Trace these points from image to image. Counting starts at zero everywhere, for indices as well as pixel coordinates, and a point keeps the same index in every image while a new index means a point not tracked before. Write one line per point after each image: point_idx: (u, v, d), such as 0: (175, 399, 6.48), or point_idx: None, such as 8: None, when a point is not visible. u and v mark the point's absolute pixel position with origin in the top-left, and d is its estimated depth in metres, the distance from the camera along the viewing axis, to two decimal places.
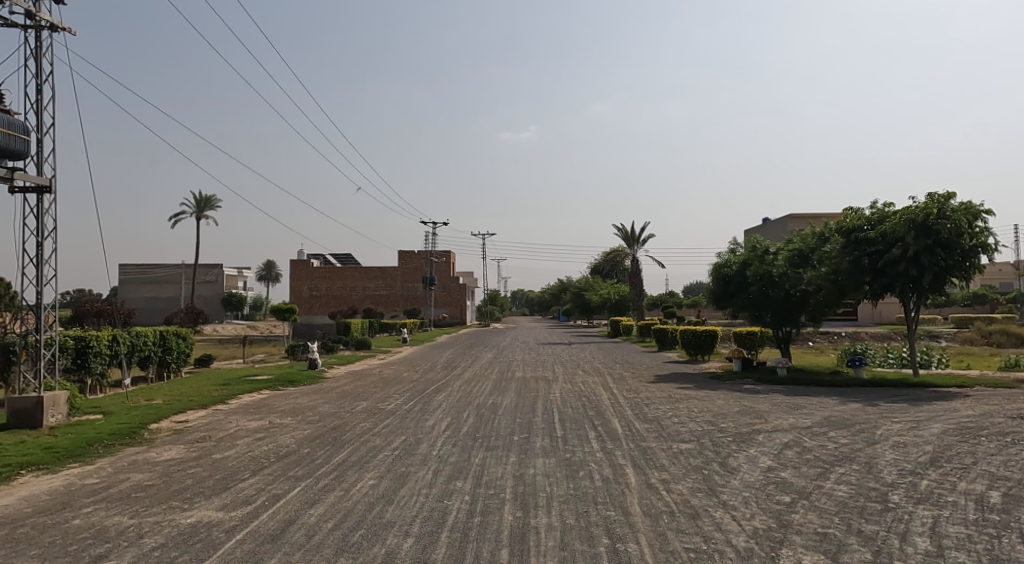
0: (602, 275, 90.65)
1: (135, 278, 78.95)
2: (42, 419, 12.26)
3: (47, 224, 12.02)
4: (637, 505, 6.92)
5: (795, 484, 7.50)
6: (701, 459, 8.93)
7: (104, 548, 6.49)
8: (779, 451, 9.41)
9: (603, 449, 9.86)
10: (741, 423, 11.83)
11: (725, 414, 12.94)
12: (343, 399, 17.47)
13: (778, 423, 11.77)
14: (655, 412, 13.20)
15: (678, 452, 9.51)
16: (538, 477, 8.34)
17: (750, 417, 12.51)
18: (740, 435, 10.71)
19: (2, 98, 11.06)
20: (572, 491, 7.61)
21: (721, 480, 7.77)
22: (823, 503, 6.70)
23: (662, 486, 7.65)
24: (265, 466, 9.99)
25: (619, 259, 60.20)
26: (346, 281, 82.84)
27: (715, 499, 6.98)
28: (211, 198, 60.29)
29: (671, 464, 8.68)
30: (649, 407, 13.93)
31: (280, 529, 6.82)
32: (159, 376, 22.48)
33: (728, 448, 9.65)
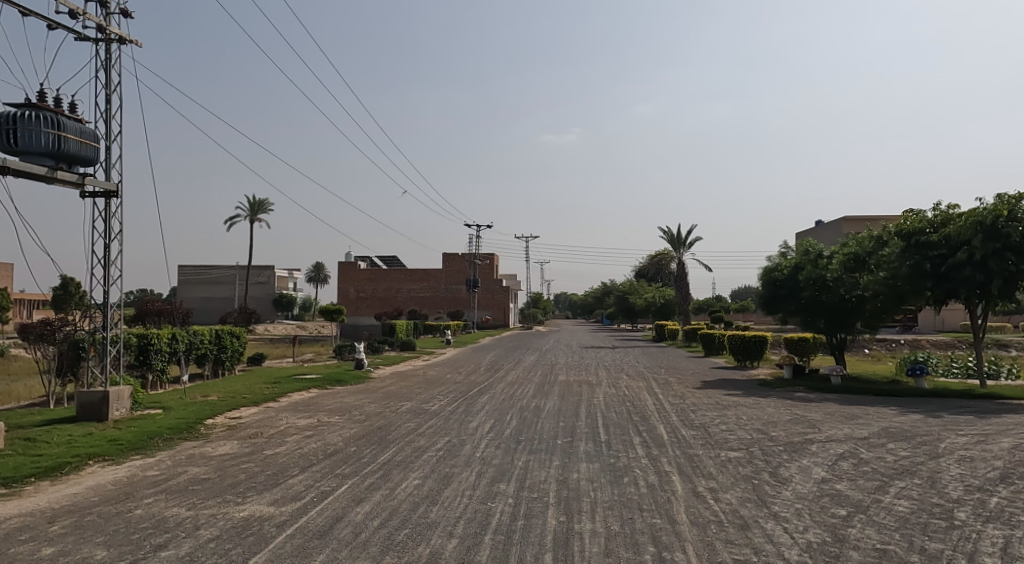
0: (647, 278, 89.76)
1: (192, 278, 81.80)
2: (107, 413, 12.82)
3: (113, 227, 12.56)
4: (683, 514, 6.86)
5: (851, 497, 7.33)
6: (750, 468, 8.79)
7: (163, 538, 6.76)
8: (833, 463, 9.17)
9: (648, 455, 9.79)
10: (792, 432, 11.59)
11: (775, 423, 12.69)
12: (389, 400, 17.76)
13: (832, 433, 11.49)
14: (702, 420, 13.02)
15: (726, 460, 9.38)
16: (582, 482, 8.34)
17: (802, 426, 12.23)
18: (792, 444, 10.48)
19: (75, 107, 11.61)
20: (616, 497, 7.59)
21: (771, 491, 7.64)
22: (882, 518, 6.53)
23: (709, 494, 7.56)
24: (313, 464, 10.24)
25: (664, 262, 59.51)
26: (391, 283, 83.82)
27: (765, 510, 6.87)
28: (263, 202, 61.82)
29: (719, 473, 8.56)
30: (695, 414, 13.75)
31: (328, 526, 6.99)
32: (214, 374, 23.24)
33: (779, 458, 9.47)
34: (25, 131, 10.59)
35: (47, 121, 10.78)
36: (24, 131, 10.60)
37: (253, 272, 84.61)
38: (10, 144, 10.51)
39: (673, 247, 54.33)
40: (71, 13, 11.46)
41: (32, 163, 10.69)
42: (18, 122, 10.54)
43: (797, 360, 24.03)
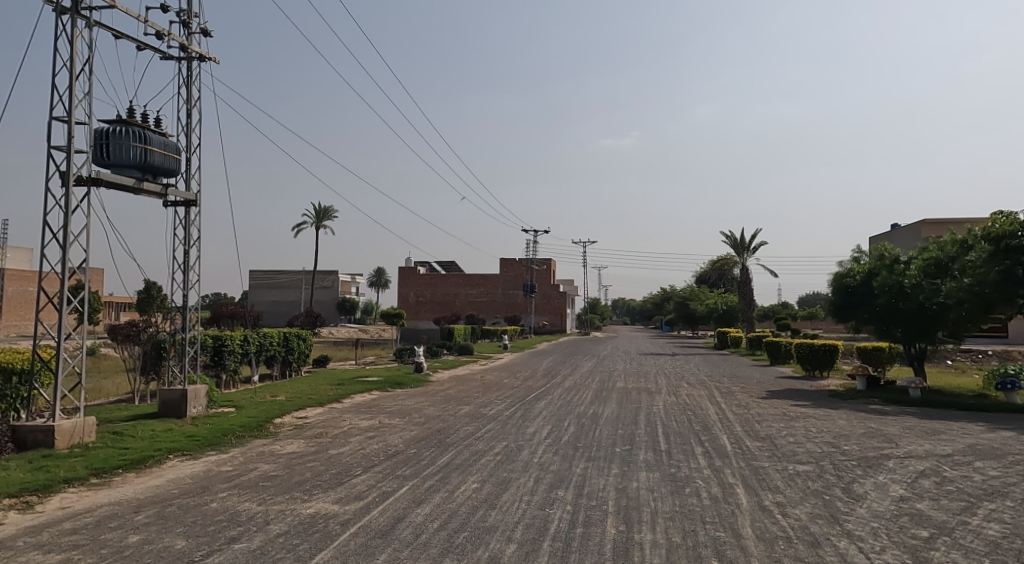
0: (710, 284, 87.96)
1: (261, 283, 84.96)
2: (186, 410, 13.48)
3: (192, 235, 13.21)
4: (749, 528, 6.74)
5: (934, 518, 7.04)
6: (821, 484, 8.54)
7: (236, 531, 7.08)
8: (913, 480, 8.81)
9: (710, 466, 9.63)
10: (867, 447, 11.19)
11: (847, 436, 12.27)
12: (448, 403, 18.00)
13: (912, 449, 11.03)
14: (767, 431, 12.70)
15: (794, 474, 9.14)
16: (642, 492, 8.28)
17: (878, 441, 11.78)
18: (866, 459, 10.12)
19: (160, 121, 12.28)
20: (678, 508, 7.51)
21: (845, 508, 7.41)
22: (969, 542, 6.26)
23: (777, 509, 7.39)
24: (375, 464, 10.51)
25: (727, 267, 58.24)
26: (449, 288, 84.82)
27: (838, 528, 6.68)
28: (328, 209, 63.63)
29: (788, 487, 8.36)
30: (761, 425, 13.42)
31: (390, 525, 7.18)
32: (282, 374, 24.06)
33: (852, 473, 9.17)
34: (115, 145, 11.26)
35: (135, 135, 11.45)
36: (114, 145, 11.26)
37: (318, 276, 87.24)
38: (102, 157, 11.19)
39: (737, 252, 53.10)
40: (158, 34, 12.15)
41: (121, 175, 11.36)
42: (110, 136, 11.22)
43: (872, 370, 23.14)
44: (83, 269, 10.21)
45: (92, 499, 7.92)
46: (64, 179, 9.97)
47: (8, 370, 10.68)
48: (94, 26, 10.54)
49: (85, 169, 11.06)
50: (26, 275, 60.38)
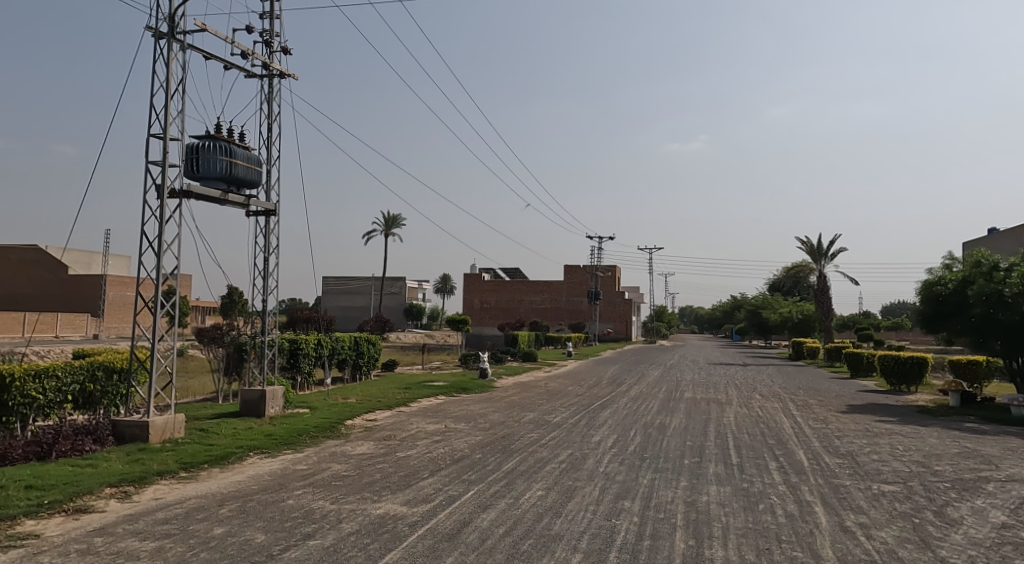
0: (785, 292, 85.16)
1: (333, 288, 87.69)
2: (265, 410, 14.06)
3: (271, 243, 13.82)
4: (829, 549, 6.53)
5: None
6: (909, 505, 8.17)
7: (311, 528, 7.34)
8: (1012, 506, 8.31)
9: (785, 482, 9.36)
10: (960, 468, 10.61)
11: (939, 456, 11.67)
12: (514, 409, 18.11)
13: (1011, 472, 10.39)
14: (848, 447, 12.21)
15: (877, 493, 8.77)
16: (712, 505, 8.13)
17: (973, 462, 11.15)
18: (958, 481, 9.60)
19: (244, 136, 12.92)
20: (750, 524, 7.34)
21: (935, 532, 7.07)
22: None
23: (858, 530, 7.13)
24: (442, 468, 10.70)
25: (803, 275, 56.30)
26: (514, 295, 85.19)
27: (927, 554, 6.38)
28: (397, 216, 65.11)
29: (870, 507, 8.04)
30: (841, 441, 12.91)
31: (457, 529, 7.30)
32: (353, 378, 24.79)
33: (943, 495, 8.73)
34: (203, 159, 11.92)
35: (222, 149, 12.09)
36: (203, 159, 11.93)
37: (387, 282, 89.39)
38: (192, 171, 11.85)
39: (814, 259, 51.29)
40: (243, 54, 12.78)
41: (209, 187, 12.00)
42: (199, 151, 11.92)
43: (966, 385, 21.93)
44: (175, 275, 10.83)
45: (181, 492, 8.38)
46: (160, 193, 10.60)
47: (109, 368, 11.44)
48: (187, 48, 11.18)
49: (177, 182, 11.75)
50: (123, 280, 64.14)
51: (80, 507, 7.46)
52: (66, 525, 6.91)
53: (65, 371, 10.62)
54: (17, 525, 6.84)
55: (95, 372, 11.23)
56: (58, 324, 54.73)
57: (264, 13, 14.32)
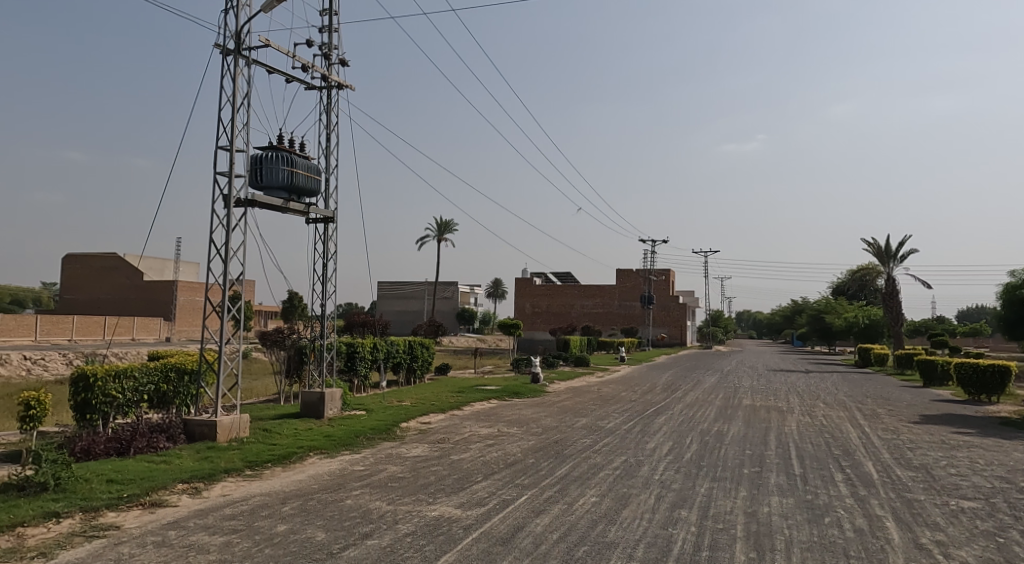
0: (850, 296, 82.27)
1: (388, 293, 89.28)
2: (323, 412, 14.44)
3: (330, 249, 14.19)
4: None
5: None
6: (988, 523, 7.80)
7: (368, 528, 7.52)
8: None
9: (850, 494, 9.07)
10: None
11: (1019, 471, 11.08)
12: (566, 414, 18.08)
13: None
14: (921, 460, 11.72)
15: (950, 509, 8.41)
16: (774, 517, 7.96)
17: None
18: None
19: (304, 146, 13.32)
20: (815, 538, 7.15)
21: (1017, 553, 6.74)
22: None
23: (932, 549, 6.85)
24: (495, 472, 10.78)
25: (870, 278, 54.25)
26: (565, 299, 84.96)
27: None
28: (449, 222, 65.80)
29: (943, 524, 7.71)
30: (913, 453, 12.41)
31: (511, 533, 7.36)
32: (407, 381, 25.21)
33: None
34: (267, 169, 12.35)
35: (283, 160, 12.50)
36: (266, 169, 12.36)
37: (440, 287, 90.57)
38: (256, 181, 12.29)
39: (881, 261, 49.41)
40: (304, 67, 13.19)
41: (272, 196, 12.42)
42: (263, 161, 12.35)
43: None
44: (241, 281, 11.25)
45: (247, 489, 8.71)
46: (227, 202, 11.03)
47: (181, 369, 11.96)
48: (252, 64, 11.61)
49: (242, 192, 12.20)
50: (193, 285, 66.81)
51: (156, 502, 7.83)
52: (143, 518, 7.27)
53: (141, 372, 11.17)
54: (100, 516, 7.24)
55: (168, 373, 11.76)
56: (134, 327, 57.45)
57: (324, 27, 14.76)
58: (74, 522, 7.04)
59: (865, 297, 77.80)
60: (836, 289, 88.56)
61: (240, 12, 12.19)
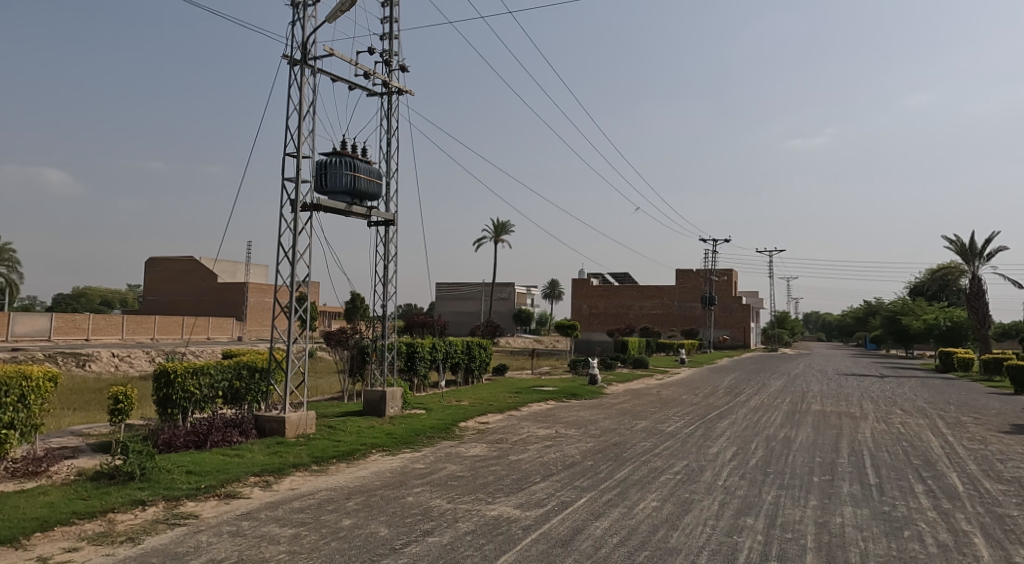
0: (929, 296, 78.51)
1: (446, 294, 90.39)
2: (385, 410, 14.76)
3: (391, 251, 14.49)
4: None
5: None
6: None
7: (430, 525, 7.66)
8: None
9: (926, 507, 8.69)
10: None
11: None
12: (625, 417, 17.91)
13: None
14: (1009, 473, 11.09)
15: None
16: (847, 528, 7.70)
17: None
18: None
19: (367, 151, 13.66)
20: (892, 552, 6.90)
21: None
22: None
23: None
24: (554, 473, 10.79)
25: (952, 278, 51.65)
26: (623, 300, 84.18)
27: None
28: (506, 223, 66.07)
29: None
30: (996, 464, 11.77)
31: (570, 536, 7.36)
32: (465, 381, 25.46)
33: None
34: (331, 174, 12.73)
35: (347, 165, 12.86)
36: (331, 174, 12.73)
37: (497, 288, 91.18)
38: (321, 186, 12.69)
39: (965, 260, 47.00)
40: (367, 74, 13.53)
41: (335, 200, 12.78)
42: (327, 166, 12.75)
43: None
44: (307, 283, 11.61)
45: (313, 483, 9.00)
46: (294, 207, 11.41)
47: (252, 367, 12.43)
48: (318, 72, 12.00)
49: (308, 196, 12.61)
50: (262, 286, 69.28)
51: (230, 493, 8.17)
52: (219, 508, 7.60)
53: (216, 369, 11.66)
54: (180, 505, 7.62)
55: (241, 371, 12.24)
56: (209, 327, 60.02)
57: (385, 34, 15.10)
58: (158, 510, 7.43)
59: (946, 297, 74.10)
60: (913, 289, 84.62)
61: (307, 23, 12.65)
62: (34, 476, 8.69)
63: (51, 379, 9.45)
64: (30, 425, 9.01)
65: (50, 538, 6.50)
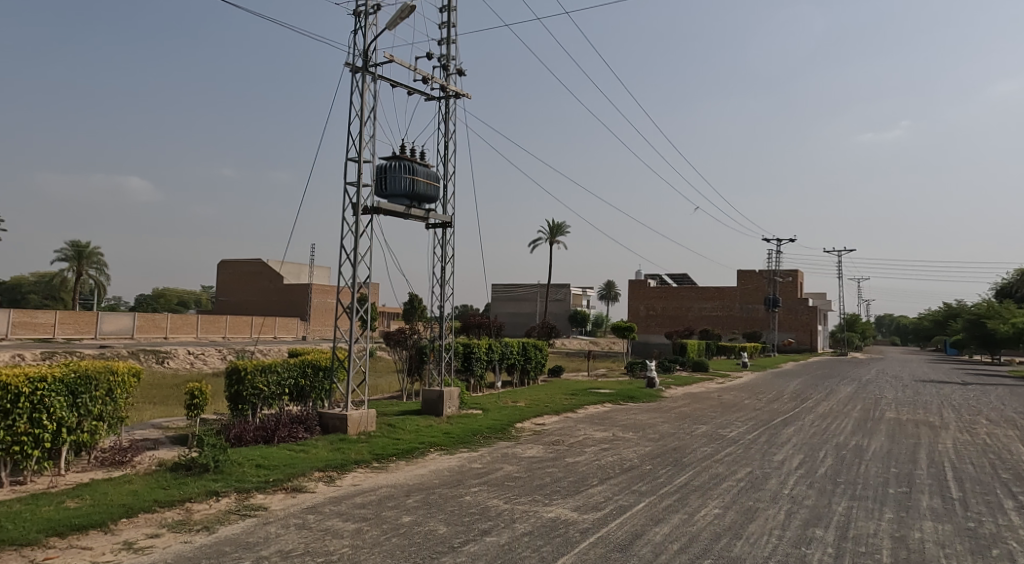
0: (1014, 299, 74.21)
1: (503, 295, 90.77)
2: (442, 410, 14.88)
3: (448, 253, 14.62)
4: None
5: None
6: None
7: (488, 525, 7.67)
8: None
9: (1011, 524, 8.19)
10: None
11: None
12: (684, 421, 17.56)
13: None
14: None
15: None
16: (925, 544, 7.33)
17: None
18: None
19: (425, 154, 13.81)
20: None
21: None
22: None
23: None
24: (611, 477, 10.66)
25: None
26: (682, 301, 82.77)
27: None
28: (561, 224, 65.86)
29: None
30: None
31: (629, 541, 7.25)
32: (521, 382, 25.43)
33: None
34: (391, 177, 12.94)
35: (405, 168, 13.04)
36: (390, 178, 12.94)
37: (553, 289, 91.06)
38: (381, 190, 12.90)
39: None
40: (425, 79, 13.69)
41: (395, 203, 12.96)
42: (387, 170, 12.96)
43: None
44: (367, 284, 11.82)
45: (374, 480, 9.15)
46: (355, 211, 11.63)
47: (316, 366, 12.74)
48: (378, 79, 12.19)
49: (368, 200, 12.84)
50: (325, 287, 71.08)
51: (297, 487, 8.39)
52: (286, 500, 7.81)
53: (283, 367, 12.00)
54: (251, 497, 7.87)
55: (305, 369, 12.56)
56: (275, 327, 62.01)
57: (443, 39, 15.23)
58: (231, 501, 7.69)
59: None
60: (997, 291, 80.11)
61: (368, 31, 12.88)
62: (120, 465, 9.14)
63: (134, 374, 9.91)
64: (116, 417, 9.48)
65: (134, 524, 6.81)
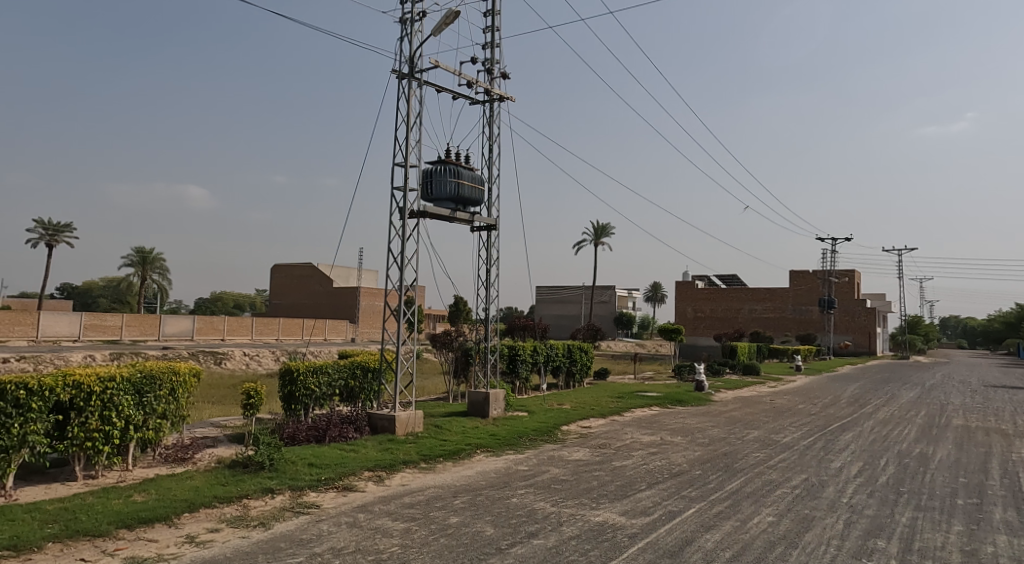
0: None
1: (548, 297, 90.66)
2: (488, 411, 14.86)
3: (493, 256, 14.63)
4: None
5: None
6: None
7: (534, 527, 7.58)
8: None
9: None
10: None
11: None
12: (735, 426, 17.13)
13: None
14: None
15: None
16: (996, 559, 6.94)
17: None
18: None
19: (470, 158, 13.84)
20: None
21: None
22: None
23: None
24: (660, 481, 10.45)
25: None
26: (731, 303, 81.23)
27: None
28: (606, 226, 65.48)
29: None
30: None
31: (679, 547, 7.06)
32: (566, 384, 25.27)
33: None
34: (436, 182, 13.05)
35: (451, 172, 13.11)
36: (436, 182, 13.05)
37: (599, 291, 90.50)
38: (427, 194, 13.00)
39: None
40: (470, 83, 13.70)
41: (440, 207, 13.03)
42: (433, 175, 13.06)
43: None
44: (415, 287, 11.90)
45: (422, 480, 9.17)
46: (402, 215, 11.72)
47: (365, 367, 12.87)
48: (424, 84, 12.26)
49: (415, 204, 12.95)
50: (373, 290, 72.19)
51: (347, 485, 8.47)
52: (338, 499, 7.89)
53: (333, 368, 12.16)
54: (304, 495, 7.97)
55: (355, 370, 12.71)
56: (326, 328, 63.29)
57: (487, 43, 15.23)
58: (285, 498, 7.80)
59: None
60: None
61: (413, 37, 12.95)
62: (182, 461, 9.39)
63: (195, 374, 10.17)
64: (179, 415, 9.74)
65: (196, 519, 6.96)
